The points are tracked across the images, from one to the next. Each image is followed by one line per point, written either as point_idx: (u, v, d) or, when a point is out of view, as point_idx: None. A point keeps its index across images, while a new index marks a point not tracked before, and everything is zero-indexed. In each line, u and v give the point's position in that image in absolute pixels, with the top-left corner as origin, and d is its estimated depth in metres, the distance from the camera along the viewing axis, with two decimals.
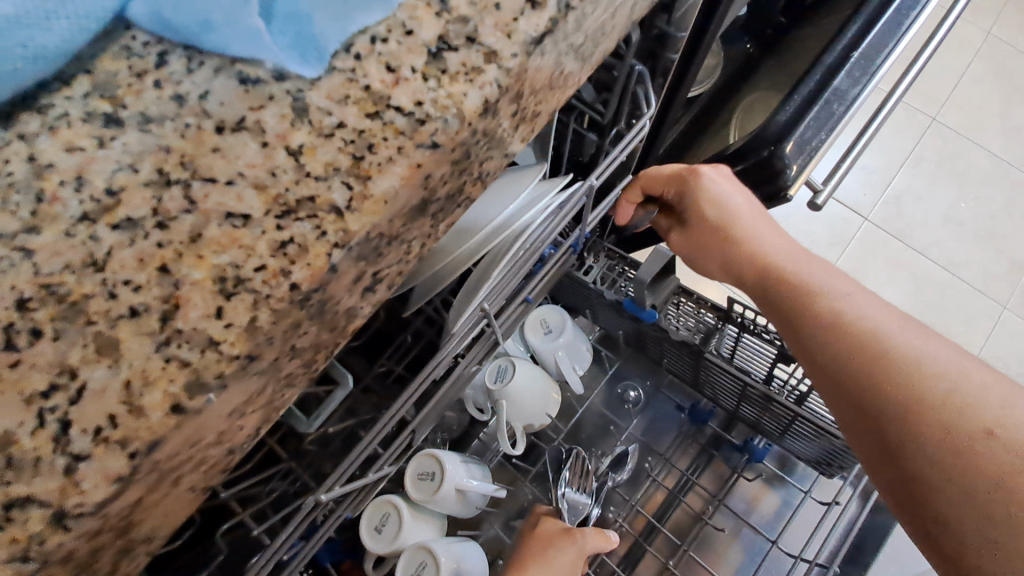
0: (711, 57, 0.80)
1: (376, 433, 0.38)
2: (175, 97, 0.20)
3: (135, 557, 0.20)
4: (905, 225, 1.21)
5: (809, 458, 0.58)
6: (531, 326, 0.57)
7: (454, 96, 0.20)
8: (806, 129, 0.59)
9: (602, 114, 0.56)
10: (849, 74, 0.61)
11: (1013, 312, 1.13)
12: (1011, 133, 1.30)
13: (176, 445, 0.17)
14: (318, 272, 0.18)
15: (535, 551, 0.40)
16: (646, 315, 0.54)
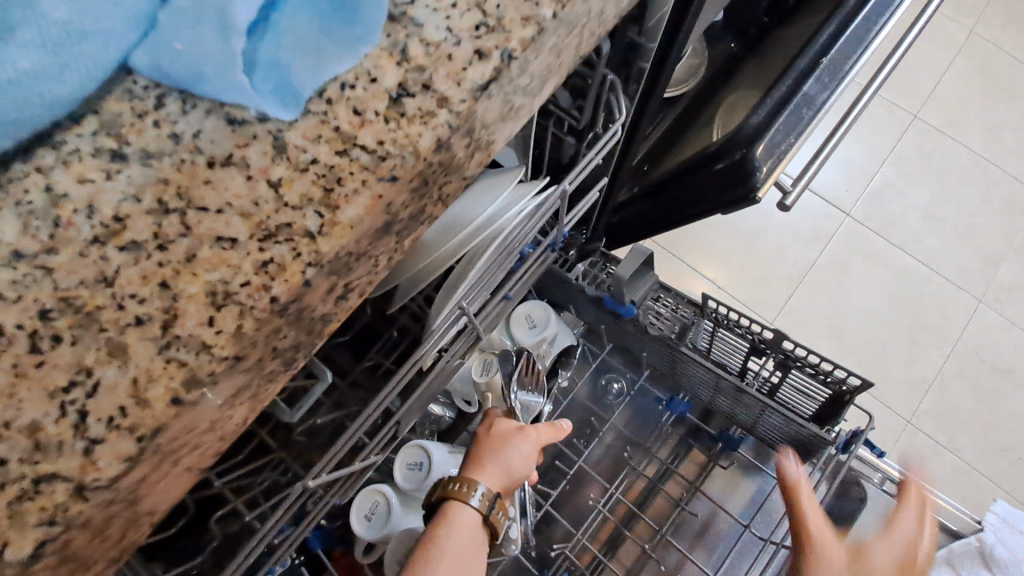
0: (693, 58, 0.87)
1: (362, 422, 0.42)
2: (171, 135, 0.23)
3: (140, 526, 0.23)
4: (885, 220, 1.25)
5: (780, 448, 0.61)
6: (517, 321, 0.60)
7: (410, 137, 0.23)
8: (776, 133, 0.64)
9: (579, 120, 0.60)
10: (818, 79, 0.66)
11: (988, 306, 1.19)
12: (989, 131, 1.35)
13: (175, 430, 0.21)
14: (294, 287, 0.21)
15: (492, 446, 0.45)
16: (624, 311, 0.58)
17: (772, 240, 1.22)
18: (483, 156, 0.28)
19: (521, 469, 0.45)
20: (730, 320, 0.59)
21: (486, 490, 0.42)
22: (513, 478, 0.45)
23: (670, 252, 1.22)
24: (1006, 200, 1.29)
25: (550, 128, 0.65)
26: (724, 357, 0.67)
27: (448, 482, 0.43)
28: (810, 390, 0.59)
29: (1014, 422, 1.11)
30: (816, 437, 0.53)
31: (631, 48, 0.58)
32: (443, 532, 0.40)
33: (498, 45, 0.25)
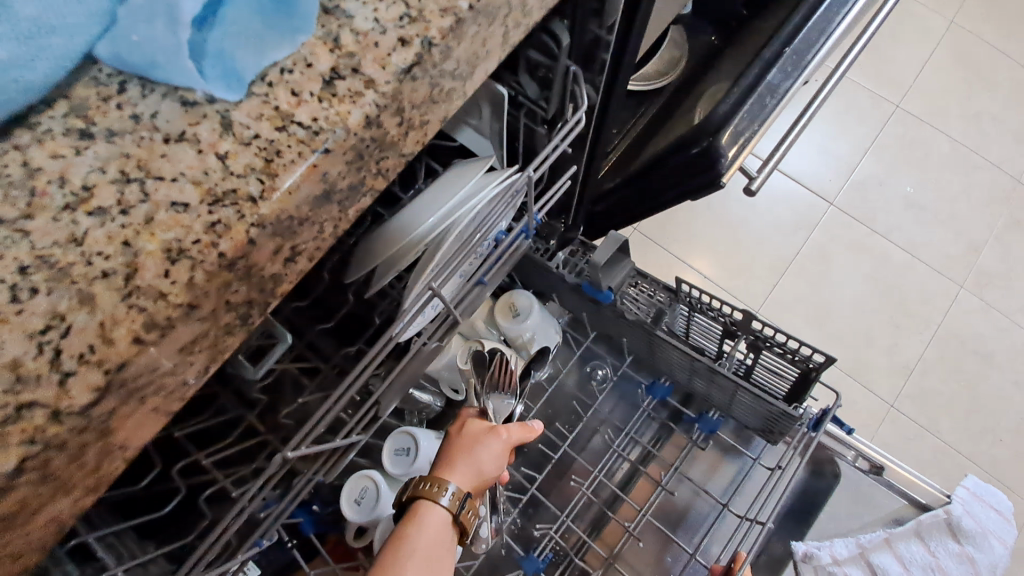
0: (674, 52, 0.99)
1: (342, 390, 0.52)
2: (132, 116, 0.26)
3: (114, 459, 0.27)
4: (867, 210, 1.29)
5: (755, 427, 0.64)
6: (502, 309, 0.66)
7: (341, 114, 0.26)
8: (740, 122, 0.74)
9: (547, 111, 0.66)
10: (782, 70, 0.77)
11: (969, 291, 1.23)
12: (968, 120, 1.39)
13: (139, 367, 0.24)
14: (239, 244, 0.25)
15: (464, 445, 0.48)
16: (603, 296, 0.62)
17: (756, 229, 1.26)
18: (418, 134, 0.31)
19: (491, 469, 0.48)
20: (702, 302, 0.61)
21: (456, 489, 0.44)
22: (483, 478, 0.47)
23: (658, 243, 1.25)
24: (989, 187, 1.33)
25: (521, 119, 0.69)
26: (700, 339, 0.70)
27: (419, 480, 0.45)
28: (782, 370, 0.62)
29: (993, 403, 1.16)
30: (785, 414, 0.56)
31: (593, 42, 0.62)
32: (413, 527, 0.43)
33: (420, 33, 0.28)
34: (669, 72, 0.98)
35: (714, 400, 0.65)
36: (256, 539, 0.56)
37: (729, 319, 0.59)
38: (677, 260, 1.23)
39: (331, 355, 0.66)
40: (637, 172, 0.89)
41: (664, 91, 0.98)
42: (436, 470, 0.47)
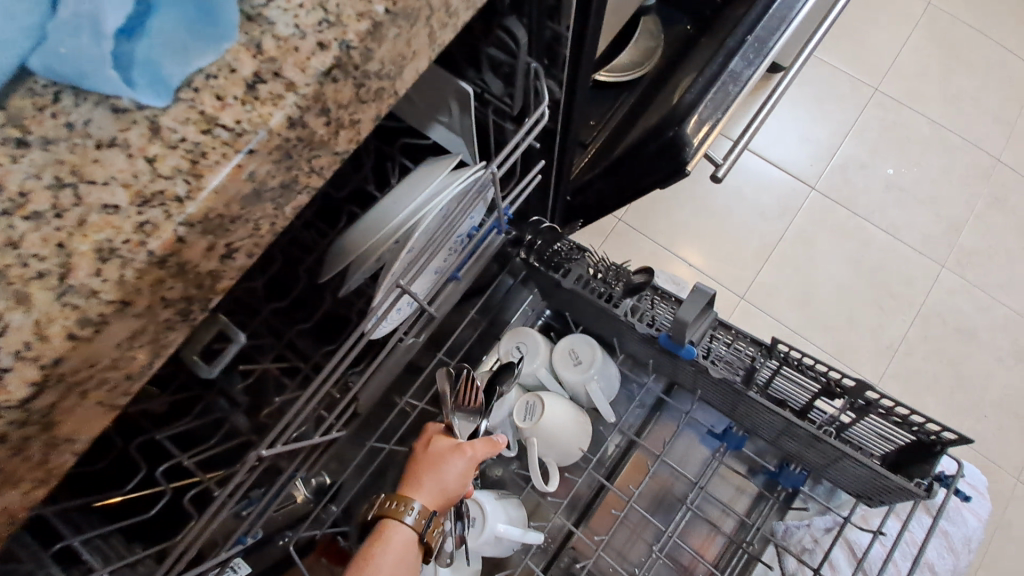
0: (648, 42, 1.01)
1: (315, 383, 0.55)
2: (66, 124, 0.28)
3: (63, 453, 0.29)
4: (849, 194, 1.31)
5: (847, 484, 0.74)
6: (563, 359, 0.76)
7: (262, 116, 0.28)
8: (704, 110, 0.77)
9: (512, 107, 0.68)
10: (744, 58, 0.79)
11: (950, 272, 1.25)
12: (948, 102, 1.41)
13: (76, 362, 0.26)
14: (168, 242, 0.26)
15: (428, 464, 0.51)
16: (683, 351, 0.68)
17: (739, 218, 1.27)
18: (349, 133, 0.32)
19: (454, 486, 0.51)
20: (797, 363, 0.68)
21: (420, 509, 0.48)
22: (448, 495, 0.50)
23: (643, 234, 1.26)
24: (968, 167, 1.35)
25: (489, 117, 0.72)
26: (785, 391, 0.77)
27: (386, 498, 0.49)
28: (887, 434, 0.69)
29: (974, 382, 1.18)
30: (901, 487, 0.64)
31: (551, 40, 0.63)
32: (378, 545, 0.46)
33: (339, 37, 0.29)
34: (643, 63, 1.00)
35: (806, 457, 0.74)
36: (236, 534, 0.58)
37: (834, 383, 0.66)
38: (662, 250, 1.25)
39: (310, 353, 0.68)
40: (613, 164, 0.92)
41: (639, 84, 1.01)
42: (403, 487, 0.50)
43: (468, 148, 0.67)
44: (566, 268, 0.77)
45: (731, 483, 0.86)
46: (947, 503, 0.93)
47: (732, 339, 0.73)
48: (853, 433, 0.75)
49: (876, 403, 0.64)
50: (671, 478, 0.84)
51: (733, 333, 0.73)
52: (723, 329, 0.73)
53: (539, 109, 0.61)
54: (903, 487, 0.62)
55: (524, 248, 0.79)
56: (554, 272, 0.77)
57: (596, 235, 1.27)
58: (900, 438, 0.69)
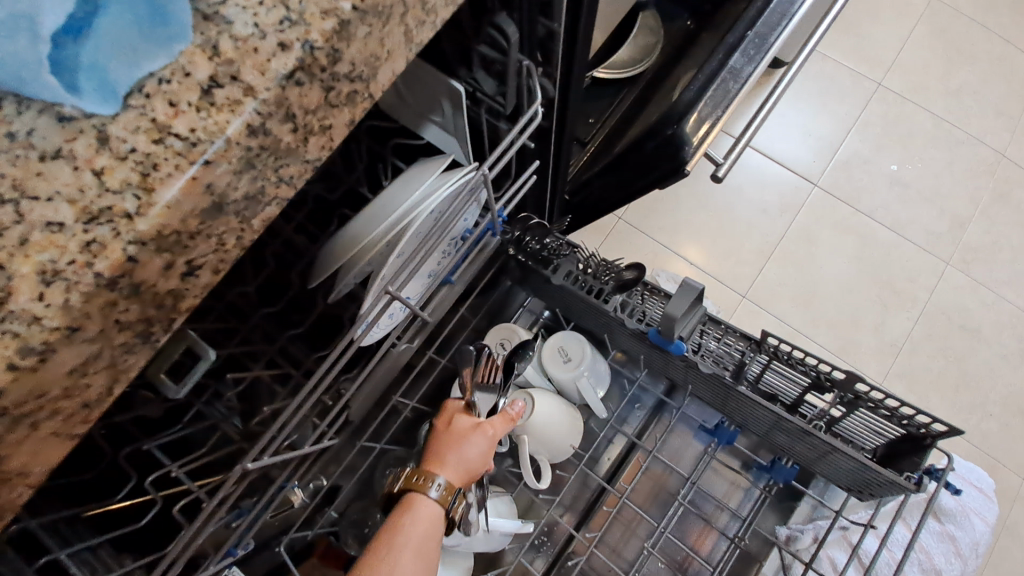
0: (648, 38, 0.99)
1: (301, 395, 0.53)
2: (7, 134, 0.26)
3: (15, 486, 0.27)
4: (852, 189, 1.28)
5: (840, 480, 0.73)
6: (552, 355, 0.76)
7: (219, 124, 0.26)
8: (703, 107, 0.75)
9: (505, 106, 0.66)
10: (744, 54, 0.77)
11: (955, 268, 1.23)
12: (951, 95, 1.38)
13: (19, 394, 0.24)
14: (117, 263, 0.24)
15: (451, 440, 0.47)
16: (672, 346, 0.67)
17: (740, 215, 1.25)
18: (319, 140, 0.30)
19: (478, 462, 0.47)
20: (787, 357, 0.67)
21: (446, 483, 0.44)
22: (471, 473, 0.46)
23: (641, 231, 1.24)
24: (972, 161, 1.32)
25: (482, 115, 0.70)
26: (775, 385, 0.76)
27: (408, 473, 0.44)
28: (878, 428, 0.68)
29: (980, 380, 1.16)
30: (892, 481, 0.63)
31: (544, 37, 0.61)
32: (405, 520, 0.42)
33: (302, 37, 0.27)
34: (643, 59, 0.97)
35: (796, 451, 0.74)
36: (226, 548, 0.56)
37: (823, 376, 0.65)
38: (662, 248, 1.23)
39: (301, 359, 0.66)
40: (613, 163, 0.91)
41: (639, 79, 0.98)
42: (423, 464, 0.46)
43: (461, 148, 0.65)
44: (554, 263, 0.75)
45: (724, 476, 0.84)
46: (953, 506, 0.92)
47: (721, 333, 0.72)
48: (846, 428, 0.74)
49: (867, 398, 0.63)
50: (666, 473, 0.82)
51: (722, 328, 0.72)
52: (712, 323, 0.72)
53: (531, 108, 0.59)
54: (893, 481, 0.62)
55: (514, 245, 0.76)
56: (543, 268, 0.75)
57: (595, 234, 1.25)
58: (891, 431, 0.68)
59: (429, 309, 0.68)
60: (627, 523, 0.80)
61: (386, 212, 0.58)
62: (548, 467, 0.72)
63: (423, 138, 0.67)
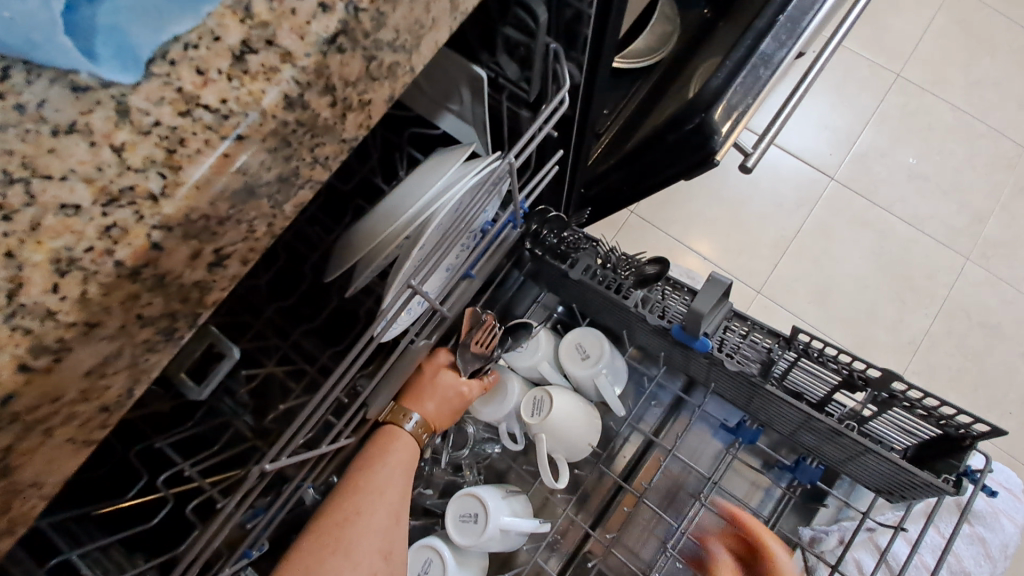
0: (665, 25, 0.92)
1: (321, 397, 0.50)
2: (16, 106, 0.23)
3: (27, 499, 0.24)
4: (870, 182, 1.24)
5: (872, 483, 0.70)
6: (569, 350, 0.72)
7: (253, 94, 0.23)
8: (733, 95, 0.72)
9: (529, 93, 0.62)
10: (776, 38, 0.73)
11: (974, 263, 1.19)
12: (972, 86, 1.34)
13: (32, 399, 0.21)
14: (140, 250, 0.22)
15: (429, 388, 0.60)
16: (698, 344, 0.64)
17: (755, 209, 1.21)
18: (357, 117, 0.28)
19: (450, 410, 0.60)
20: (820, 354, 0.63)
21: (418, 421, 0.57)
22: (440, 416, 0.60)
23: (654, 225, 1.20)
24: (991, 154, 1.28)
25: (503, 102, 0.66)
26: (801, 383, 0.70)
27: (388, 408, 0.58)
28: (910, 428, 0.65)
29: (1003, 378, 1.12)
30: (929, 484, 0.59)
31: (572, 19, 0.58)
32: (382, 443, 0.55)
33: None
34: (660, 46, 0.91)
35: (824, 453, 0.70)
36: (242, 547, 0.54)
37: (856, 374, 0.61)
38: (675, 242, 1.19)
39: (317, 356, 0.62)
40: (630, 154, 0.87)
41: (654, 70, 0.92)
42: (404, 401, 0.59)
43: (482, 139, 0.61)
44: (572, 257, 0.72)
45: (745, 477, 0.79)
46: (984, 508, 0.88)
47: (747, 330, 0.68)
48: (878, 430, 0.70)
49: (903, 397, 0.59)
50: (683, 473, 0.78)
51: (747, 323, 0.67)
52: (739, 318, 0.68)
53: (559, 92, 0.56)
54: (930, 484, 0.58)
55: (531, 238, 0.73)
56: (560, 263, 0.72)
57: (607, 228, 1.21)
58: (924, 432, 0.64)
59: (450, 306, 0.65)
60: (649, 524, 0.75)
61: (408, 203, 0.54)
62: (564, 466, 0.68)
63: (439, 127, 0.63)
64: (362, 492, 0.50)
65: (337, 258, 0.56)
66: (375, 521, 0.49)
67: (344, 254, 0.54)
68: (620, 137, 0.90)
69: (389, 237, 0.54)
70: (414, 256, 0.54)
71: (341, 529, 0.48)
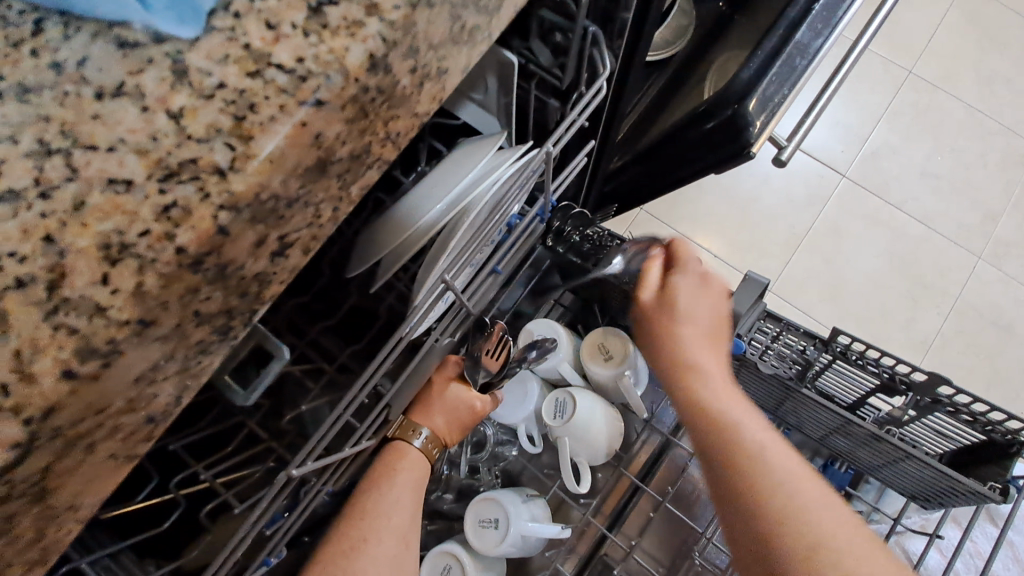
0: (681, 17, 0.83)
1: (347, 403, 0.43)
2: (52, 65, 0.19)
3: (64, 522, 0.21)
4: (882, 181, 1.17)
5: (907, 489, 0.67)
6: (592, 350, 0.65)
7: (335, 52, 0.20)
8: (768, 86, 0.62)
9: (564, 80, 0.52)
10: (811, 27, 0.64)
11: (987, 262, 1.13)
12: (987, 82, 1.26)
13: (77, 412, 0.18)
14: (204, 235, 0.18)
15: (438, 400, 0.52)
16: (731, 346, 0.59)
17: (765, 207, 1.15)
18: (434, 87, 0.24)
19: (461, 424, 0.53)
20: (859, 356, 0.59)
21: (428, 434, 0.50)
22: (452, 430, 0.52)
23: (664, 222, 1.14)
24: (1003, 151, 1.21)
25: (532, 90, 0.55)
26: (833, 386, 0.68)
27: (397, 422, 0.51)
28: (949, 432, 0.61)
29: None
30: (976, 492, 0.55)
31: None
32: (393, 460, 0.49)
33: None
34: (675, 40, 0.81)
35: (858, 458, 0.67)
36: (261, 556, 0.48)
37: (900, 378, 0.57)
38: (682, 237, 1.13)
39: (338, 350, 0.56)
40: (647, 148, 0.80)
41: (669, 65, 0.84)
42: (412, 413, 0.52)
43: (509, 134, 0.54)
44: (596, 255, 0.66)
45: None
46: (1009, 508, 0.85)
47: (780, 331, 0.64)
48: (914, 435, 0.66)
49: (949, 402, 0.55)
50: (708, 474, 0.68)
51: (782, 325, 0.63)
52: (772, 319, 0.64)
53: (604, 73, 0.48)
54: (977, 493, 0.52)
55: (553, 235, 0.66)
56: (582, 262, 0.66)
57: (618, 224, 1.15)
58: (965, 438, 0.61)
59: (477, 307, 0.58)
60: (671, 526, 0.67)
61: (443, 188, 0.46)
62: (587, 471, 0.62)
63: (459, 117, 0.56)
64: (368, 517, 0.45)
65: (360, 250, 0.49)
66: (383, 549, 0.44)
67: (373, 245, 0.46)
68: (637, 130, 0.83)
69: (420, 225, 0.45)
70: (450, 251, 0.46)
71: (349, 559, 0.43)
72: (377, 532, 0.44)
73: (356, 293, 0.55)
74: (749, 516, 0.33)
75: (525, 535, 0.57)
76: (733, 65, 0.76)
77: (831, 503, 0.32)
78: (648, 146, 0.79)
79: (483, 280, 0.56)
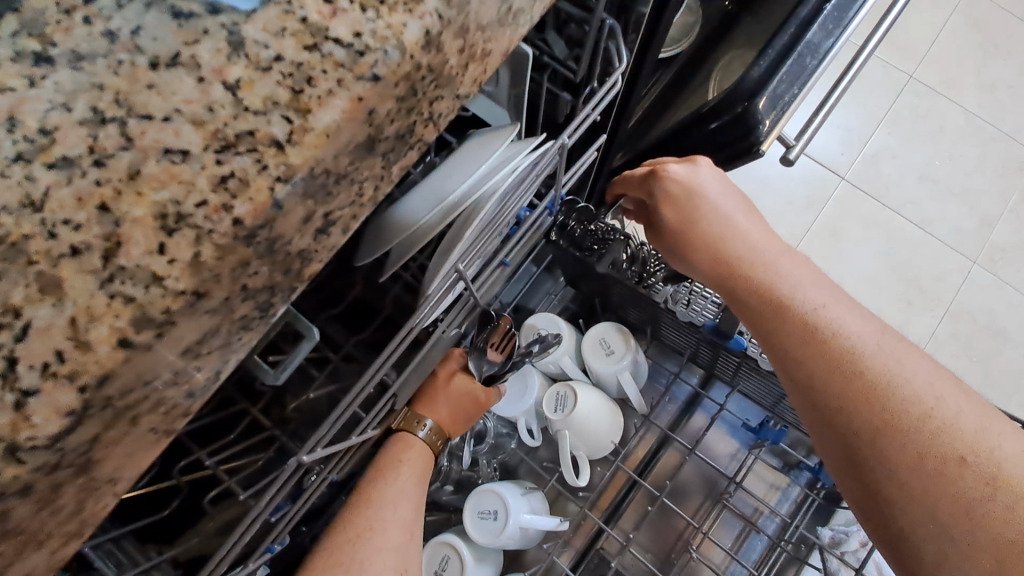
0: (687, 15, 0.80)
1: (357, 393, 0.40)
2: (105, 33, 0.20)
3: (103, 496, 0.20)
4: (881, 185, 1.18)
5: None
6: (592, 346, 0.65)
7: (393, 27, 0.20)
8: (779, 84, 0.62)
9: (575, 74, 0.49)
10: (822, 27, 0.64)
11: (982, 267, 1.13)
12: (988, 88, 1.27)
13: (127, 382, 0.18)
14: (261, 208, 0.18)
15: (442, 392, 0.51)
16: (732, 342, 0.58)
17: (765, 208, 1.15)
18: (477, 70, 0.24)
19: (465, 415, 0.52)
20: None
21: (433, 425, 0.49)
22: (456, 421, 0.51)
23: None
24: (1002, 158, 1.22)
25: (542, 84, 0.52)
26: None
27: (402, 413, 0.50)
28: None
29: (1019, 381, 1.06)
30: None
31: None
32: (399, 450, 0.48)
33: None
34: (681, 38, 0.79)
35: None
36: (266, 544, 0.45)
37: None
38: None
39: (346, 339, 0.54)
40: (652, 146, 0.77)
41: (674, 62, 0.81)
42: (416, 405, 0.51)
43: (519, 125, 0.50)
44: (601, 249, 0.62)
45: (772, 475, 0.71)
46: None
47: None
48: None
49: None
50: (706, 471, 0.67)
51: None
52: None
53: (618, 68, 0.46)
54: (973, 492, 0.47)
55: (557, 230, 0.63)
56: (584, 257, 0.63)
57: None
58: None
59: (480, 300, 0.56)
60: (664, 519, 0.66)
61: (456, 178, 0.43)
62: (586, 463, 0.62)
63: (469, 111, 0.52)
64: (372, 507, 0.44)
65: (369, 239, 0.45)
66: (390, 539, 0.43)
67: (383, 237, 0.42)
68: (643, 127, 0.81)
69: (429, 218, 0.40)
70: (464, 241, 0.43)
71: (354, 549, 0.42)
72: (381, 522, 0.43)
73: (362, 282, 0.52)
74: (830, 391, 0.33)
75: (523, 527, 0.57)
76: (740, 65, 0.75)
77: (893, 347, 0.34)
78: (653, 143, 0.77)
79: (490, 273, 0.53)
